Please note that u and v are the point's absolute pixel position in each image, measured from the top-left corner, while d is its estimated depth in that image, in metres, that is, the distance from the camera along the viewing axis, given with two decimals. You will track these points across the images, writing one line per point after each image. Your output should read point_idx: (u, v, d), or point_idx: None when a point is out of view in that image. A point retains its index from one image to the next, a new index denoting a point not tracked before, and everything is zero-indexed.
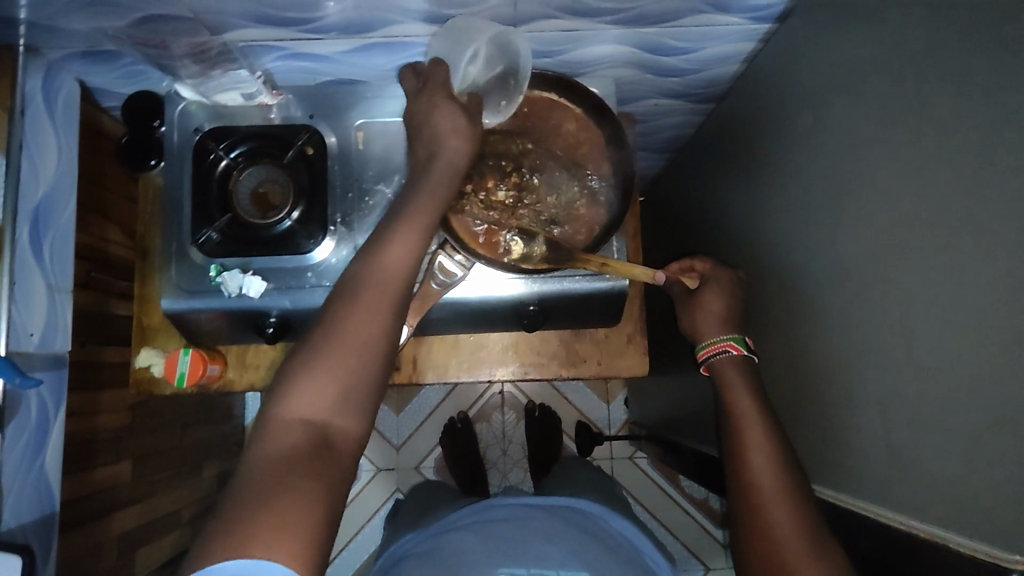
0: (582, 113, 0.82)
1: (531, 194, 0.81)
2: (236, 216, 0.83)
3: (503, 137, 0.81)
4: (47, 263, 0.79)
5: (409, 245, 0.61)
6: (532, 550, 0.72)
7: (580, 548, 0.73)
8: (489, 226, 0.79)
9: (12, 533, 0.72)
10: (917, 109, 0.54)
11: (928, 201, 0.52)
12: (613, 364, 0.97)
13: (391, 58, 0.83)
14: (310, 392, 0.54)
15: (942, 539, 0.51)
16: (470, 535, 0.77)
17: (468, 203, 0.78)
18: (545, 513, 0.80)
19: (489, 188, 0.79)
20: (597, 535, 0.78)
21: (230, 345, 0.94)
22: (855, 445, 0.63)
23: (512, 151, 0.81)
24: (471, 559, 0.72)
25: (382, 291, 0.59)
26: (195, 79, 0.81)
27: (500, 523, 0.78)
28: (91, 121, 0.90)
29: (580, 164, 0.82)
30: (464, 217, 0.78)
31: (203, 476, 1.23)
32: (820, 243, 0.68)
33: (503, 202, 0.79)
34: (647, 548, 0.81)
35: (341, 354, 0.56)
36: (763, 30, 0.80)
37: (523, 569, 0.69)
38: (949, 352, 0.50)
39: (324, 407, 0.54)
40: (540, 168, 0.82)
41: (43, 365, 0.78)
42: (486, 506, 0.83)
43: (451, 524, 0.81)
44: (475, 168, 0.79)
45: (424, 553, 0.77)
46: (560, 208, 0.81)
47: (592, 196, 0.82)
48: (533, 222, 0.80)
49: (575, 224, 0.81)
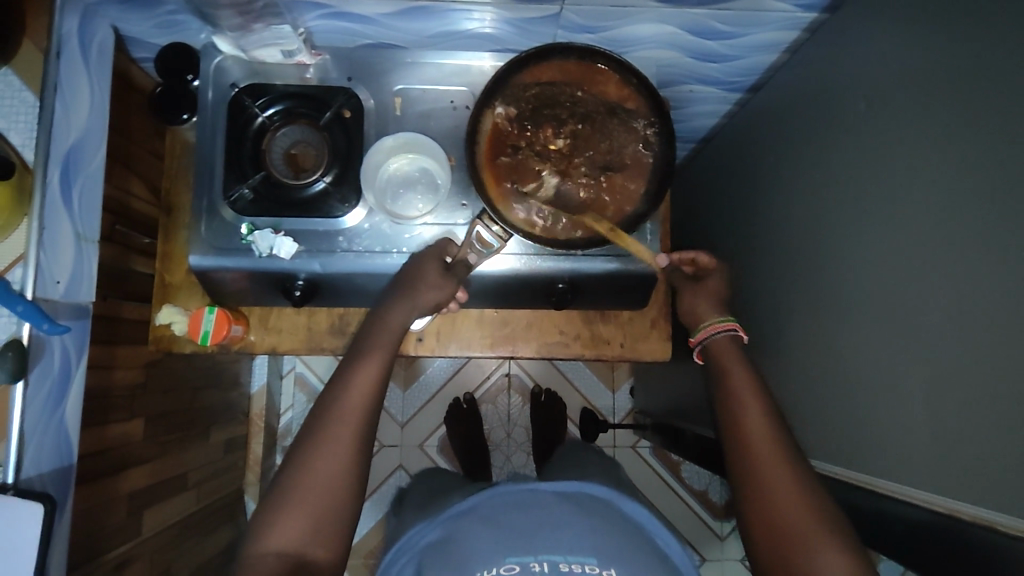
0: (620, 67, 0.77)
1: (586, 143, 0.79)
2: (269, 175, 0.82)
3: (555, 88, 0.78)
4: (75, 211, 0.78)
5: (370, 375, 0.73)
6: (543, 538, 0.69)
7: (593, 531, 0.69)
8: (546, 177, 0.78)
9: (31, 481, 0.71)
10: (976, 98, 0.53)
11: (982, 188, 0.52)
12: (634, 347, 0.98)
13: (432, 24, 0.82)
14: (296, 515, 0.64)
15: (989, 524, 0.52)
16: (480, 522, 0.72)
17: (523, 155, 0.79)
18: (560, 499, 0.75)
19: (545, 138, 0.78)
20: (611, 519, 0.73)
21: (253, 306, 0.94)
22: (890, 431, 0.63)
23: (564, 100, 0.79)
24: (477, 550, 0.68)
25: (347, 426, 0.69)
26: (235, 32, 0.78)
27: (509, 510, 0.73)
28: (121, 70, 0.88)
29: (630, 109, 0.79)
30: (518, 173, 0.79)
31: (210, 442, 1.22)
32: (858, 232, 0.68)
33: (559, 151, 0.78)
34: (661, 532, 0.76)
35: (325, 455, 0.67)
36: (810, 19, 0.80)
37: (530, 557, 0.67)
38: (1000, 340, 0.50)
39: (308, 531, 0.64)
40: (592, 116, 0.79)
41: (68, 314, 0.77)
42: (494, 491, 0.76)
43: (462, 509, 0.76)
44: (529, 121, 0.78)
45: (432, 547, 0.73)
46: (614, 153, 0.79)
47: (642, 152, 0.79)
48: (589, 170, 0.79)
49: (629, 168, 0.79)
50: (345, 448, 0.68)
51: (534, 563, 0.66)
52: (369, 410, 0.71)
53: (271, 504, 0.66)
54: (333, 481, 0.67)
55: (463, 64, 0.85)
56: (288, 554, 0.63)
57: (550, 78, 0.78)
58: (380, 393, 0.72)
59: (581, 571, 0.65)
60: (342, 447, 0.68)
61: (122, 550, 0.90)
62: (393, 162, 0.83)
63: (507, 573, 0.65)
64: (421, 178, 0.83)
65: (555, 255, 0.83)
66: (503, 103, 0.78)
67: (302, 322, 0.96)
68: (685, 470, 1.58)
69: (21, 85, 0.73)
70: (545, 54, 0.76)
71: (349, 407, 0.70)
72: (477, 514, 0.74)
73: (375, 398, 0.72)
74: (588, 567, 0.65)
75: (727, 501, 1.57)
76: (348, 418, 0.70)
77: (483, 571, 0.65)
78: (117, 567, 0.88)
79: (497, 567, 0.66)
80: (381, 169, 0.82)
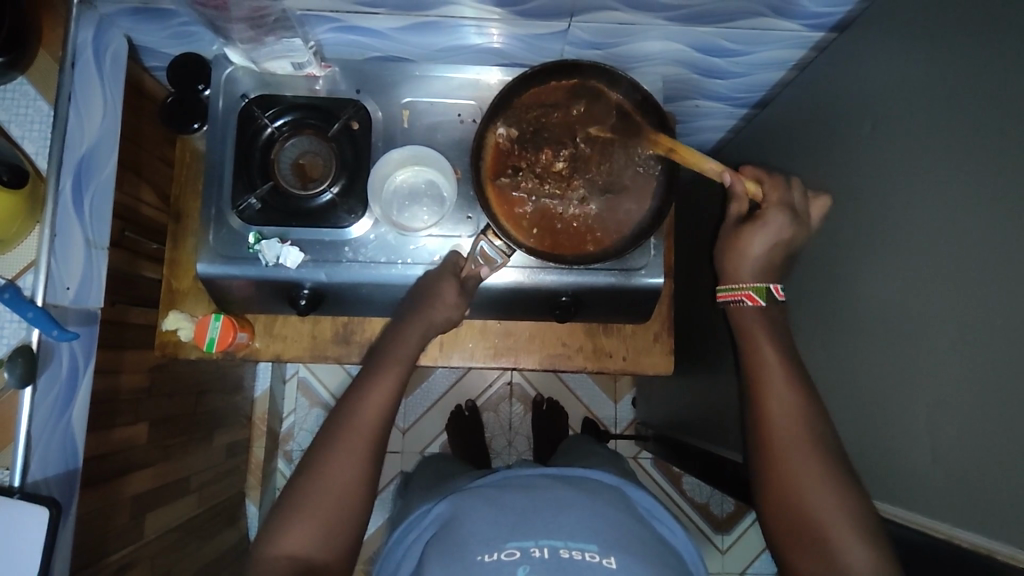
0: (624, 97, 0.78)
1: (586, 165, 0.80)
2: (277, 185, 0.83)
3: (556, 110, 0.79)
4: (86, 218, 0.79)
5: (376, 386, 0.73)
6: (544, 523, 0.66)
7: (596, 519, 0.67)
8: (546, 199, 0.80)
9: (37, 485, 0.72)
10: (977, 128, 0.54)
11: (983, 217, 0.53)
12: (637, 360, 0.98)
13: (440, 38, 0.83)
14: (295, 526, 0.65)
15: (986, 551, 0.52)
16: (483, 502, 0.70)
17: (523, 177, 0.80)
18: (562, 485, 0.72)
19: (545, 160, 0.79)
20: (617, 504, 0.71)
21: (259, 314, 0.95)
22: (892, 455, 0.63)
23: (565, 120, 0.79)
24: (479, 533, 0.66)
25: (358, 435, 0.70)
26: (247, 44, 0.79)
27: (513, 490, 0.72)
28: (134, 78, 0.89)
29: (631, 132, 0.78)
30: (517, 194, 0.80)
31: (214, 445, 1.23)
32: (858, 253, 0.69)
33: (559, 172, 0.79)
34: (666, 520, 0.75)
35: (328, 464, 0.68)
36: (817, 38, 0.80)
37: (530, 542, 0.64)
38: (1002, 366, 0.50)
39: (307, 541, 0.64)
40: (592, 138, 0.79)
41: (77, 320, 0.78)
42: (505, 474, 0.77)
43: (469, 487, 0.76)
44: (530, 142, 0.79)
45: (433, 531, 0.71)
46: (614, 176, 0.80)
47: (642, 173, 0.80)
48: (588, 191, 0.80)
49: (626, 193, 0.80)
50: (348, 458, 0.68)
51: (534, 548, 0.63)
52: (372, 419, 0.71)
53: (275, 517, 0.66)
54: (334, 491, 0.67)
55: (471, 78, 0.86)
56: (287, 564, 0.63)
57: (552, 99, 0.79)
58: (383, 405, 0.73)
59: (582, 558, 0.62)
60: (346, 458, 0.68)
61: (125, 553, 0.90)
62: (401, 172, 0.83)
63: (507, 557, 0.62)
64: (429, 186, 0.84)
65: (561, 270, 0.83)
66: (505, 124, 0.79)
67: (307, 329, 0.97)
68: (686, 482, 1.58)
69: (36, 93, 0.75)
70: (554, 73, 0.77)
71: (352, 418, 0.71)
72: (479, 495, 0.72)
73: (379, 410, 0.72)
74: (588, 554, 0.63)
75: (729, 514, 1.57)
76: (352, 430, 0.70)
77: (483, 555, 0.63)
78: (119, 570, 0.89)
79: (498, 551, 0.63)
80: (387, 180, 0.83)
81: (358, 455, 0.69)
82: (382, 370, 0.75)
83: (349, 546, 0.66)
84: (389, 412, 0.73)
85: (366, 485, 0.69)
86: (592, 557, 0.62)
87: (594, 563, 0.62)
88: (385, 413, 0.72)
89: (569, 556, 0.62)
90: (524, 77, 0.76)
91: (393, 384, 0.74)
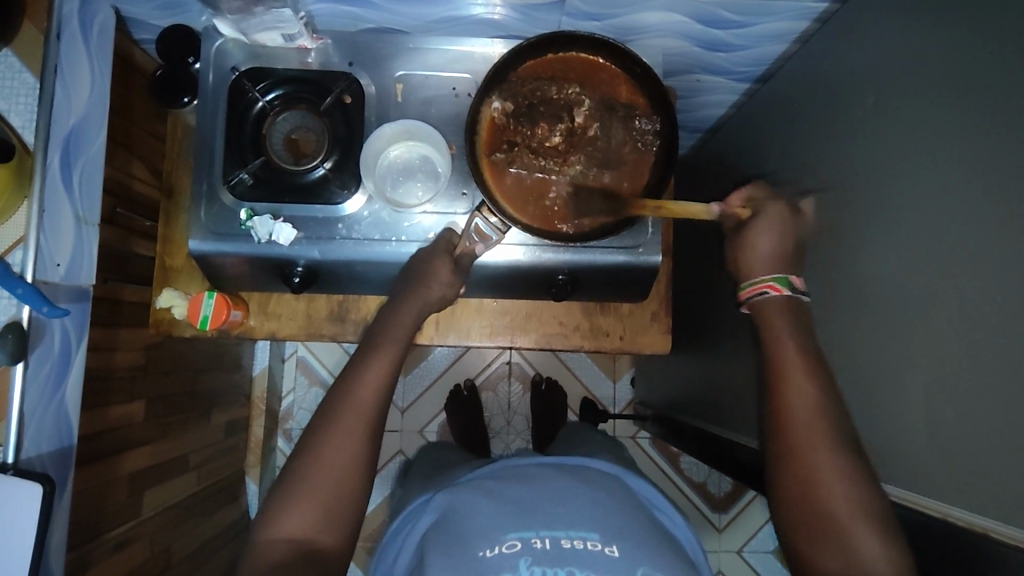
0: (625, 71, 0.78)
1: (582, 141, 0.78)
2: (268, 160, 0.81)
3: (553, 83, 0.78)
4: (76, 193, 0.78)
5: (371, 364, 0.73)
6: (543, 514, 0.66)
7: (593, 506, 0.67)
8: (542, 175, 0.78)
9: (32, 462, 0.72)
10: (979, 102, 0.52)
11: (984, 192, 0.51)
12: (634, 340, 0.97)
13: (434, 8, 0.81)
14: (286, 501, 0.65)
15: (981, 530, 0.52)
16: (481, 494, 0.70)
17: (519, 152, 0.78)
18: (560, 474, 0.72)
19: (540, 134, 0.78)
20: (614, 488, 0.71)
21: (253, 292, 0.95)
22: (890, 434, 0.62)
23: (561, 94, 0.78)
24: (479, 526, 0.65)
25: (351, 413, 0.70)
26: (236, 15, 0.77)
27: (511, 481, 0.71)
28: (123, 51, 0.87)
29: (628, 106, 0.79)
30: (512, 169, 0.78)
31: (212, 422, 1.23)
32: (858, 231, 0.68)
33: (555, 147, 0.78)
34: (665, 507, 0.75)
35: (321, 441, 0.68)
36: (820, 9, 0.78)
37: (531, 532, 0.63)
38: (1001, 342, 0.49)
39: (297, 516, 0.64)
40: (589, 112, 0.78)
41: (68, 297, 0.77)
42: (500, 463, 0.76)
43: (465, 479, 0.75)
44: (525, 116, 0.78)
45: (432, 523, 0.70)
46: (610, 151, 0.79)
47: (640, 148, 0.79)
48: (584, 167, 0.78)
49: (624, 169, 0.79)
50: (341, 435, 0.68)
51: (535, 539, 0.63)
52: (365, 397, 0.71)
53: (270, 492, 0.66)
54: (326, 468, 0.67)
55: (466, 50, 0.84)
56: (277, 540, 0.63)
57: (549, 72, 0.78)
58: (377, 382, 0.72)
59: (584, 547, 0.62)
60: (339, 436, 0.68)
61: (123, 530, 0.91)
62: (394, 147, 0.82)
63: (509, 550, 0.62)
64: (421, 159, 0.83)
65: (558, 248, 0.82)
66: (500, 98, 0.77)
67: (302, 308, 0.96)
68: (683, 461, 1.59)
69: (21, 66, 0.74)
70: (550, 45, 0.76)
71: (346, 396, 0.71)
72: (475, 486, 0.72)
73: (374, 388, 0.72)
74: (590, 543, 0.62)
75: (726, 493, 1.58)
76: (347, 407, 0.70)
77: (484, 548, 0.62)
78: (118, 545, 0.89)
79: (499, 544, 0.62)
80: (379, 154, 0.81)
81: (350, 433, 0.69)
82: (376, 348, 0.75)
83: (343, 522, 0.66)
84: (383, 389, 0.72)
85: (361, 461, 0.68)
86: (593, 546, 0.62)
87: (595, 551, 0.62)
88: (380, 391, 0.72)
89: (570, 546, 0.62)
90: (522, 46, 0.74)
91: (386, 362, 0.74)
